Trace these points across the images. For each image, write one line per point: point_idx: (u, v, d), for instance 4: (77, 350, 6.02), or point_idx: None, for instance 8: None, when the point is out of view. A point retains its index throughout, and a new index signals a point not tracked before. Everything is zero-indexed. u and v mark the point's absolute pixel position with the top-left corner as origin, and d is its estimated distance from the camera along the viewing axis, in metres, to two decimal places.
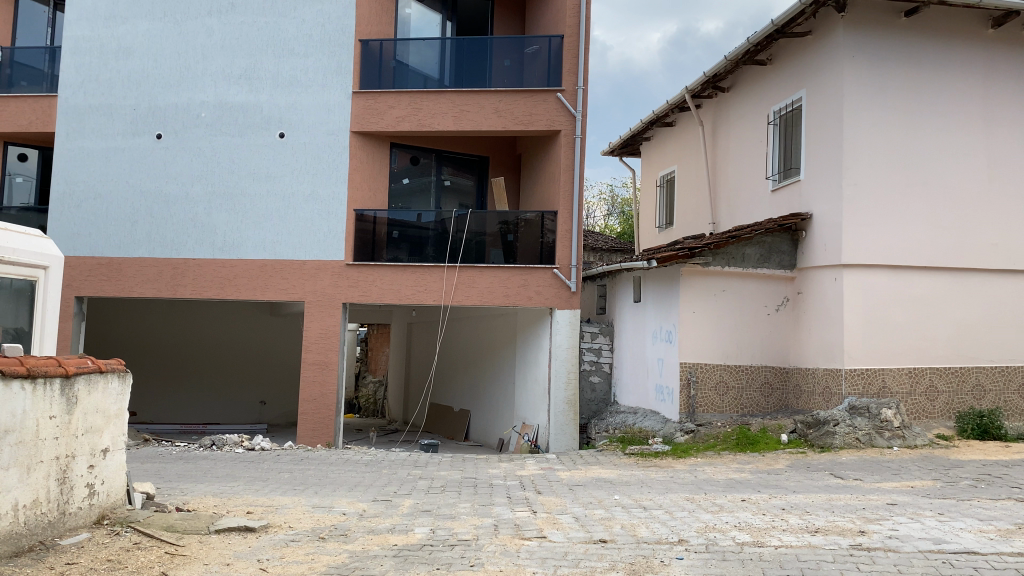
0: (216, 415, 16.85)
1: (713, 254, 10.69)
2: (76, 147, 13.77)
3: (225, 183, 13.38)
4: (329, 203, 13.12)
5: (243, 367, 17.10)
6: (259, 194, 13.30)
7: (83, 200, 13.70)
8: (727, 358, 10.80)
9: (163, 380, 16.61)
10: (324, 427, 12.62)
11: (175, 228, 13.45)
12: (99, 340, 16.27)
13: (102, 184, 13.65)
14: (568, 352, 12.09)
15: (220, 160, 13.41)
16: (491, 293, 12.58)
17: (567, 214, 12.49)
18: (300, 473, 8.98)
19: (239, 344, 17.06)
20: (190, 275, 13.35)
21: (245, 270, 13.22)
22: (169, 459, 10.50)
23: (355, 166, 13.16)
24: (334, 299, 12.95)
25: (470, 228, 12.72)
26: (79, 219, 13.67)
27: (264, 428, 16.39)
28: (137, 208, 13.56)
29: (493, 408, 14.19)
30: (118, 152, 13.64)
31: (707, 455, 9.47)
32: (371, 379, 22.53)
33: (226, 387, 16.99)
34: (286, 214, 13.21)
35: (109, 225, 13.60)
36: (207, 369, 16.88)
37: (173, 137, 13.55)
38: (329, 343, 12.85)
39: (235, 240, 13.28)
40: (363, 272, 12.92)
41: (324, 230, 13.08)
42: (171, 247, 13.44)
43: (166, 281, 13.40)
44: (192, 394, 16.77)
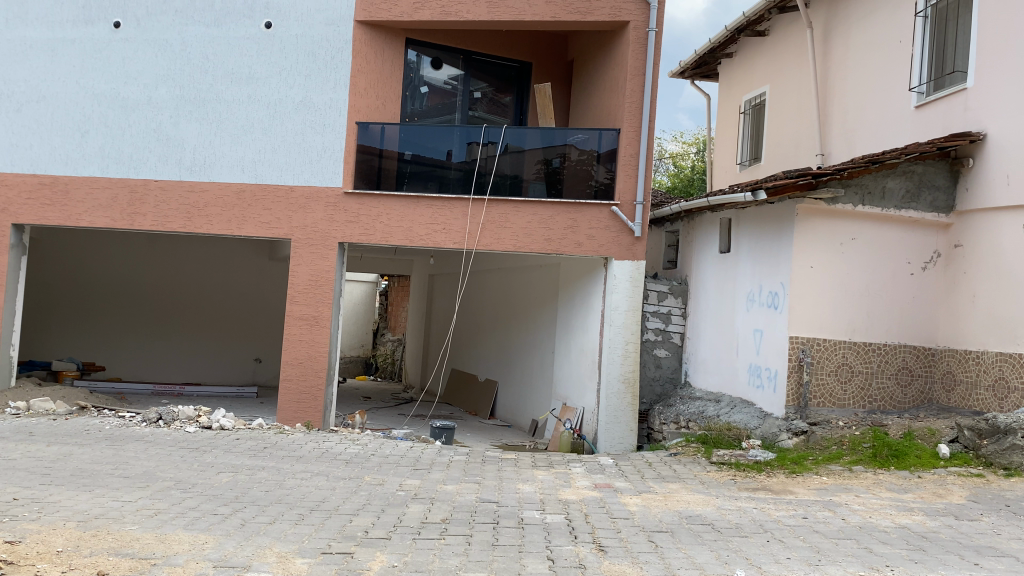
0: (201, 374, 14.28)
1: (843, 186, 7.68)
2: (15, 37, 10.93)
3: (197, 86, 10.54)
4: (325, 113, 10.22)
5: (233, 319, 14.45)
6: (238, 101, 10.45)
7: (23, 104, 10.92)
8: (853, 333, 7.82)
9: (138, 331, 14.08)
10: (309, 400, 9.81)
11: (134, 141, 10.66)
12: (67, 281, 13.86)
13: (48, 83, 10.87)
14: (628, 316, 9.14)
15: (191, 55, 10.57)
16: (529, 235, 9.63)
17: (634, 133, 9.43)
18: (246, 478, 6.19)
19: (229, 292, 14.41)
20: (151, 201, 10.57)
21: (218, 196, 10.41)
22: (88, 439, 7.79)
23: (359, 67, 10.22)
24: (328, 237, 10.07)
25: (505, 151, 9.74)
26: (19, 128, 10.91)
27: (253, 391, 13.69)
28: (89, 115, 10.78)
29: (527, 381, 11.33)
30: (67, 45, 10.84)
31: (833, 473, 6.57)
32: (389, 337, 19.76)
33: (212, 341, 14.37)
34: (271, 127, 10.36)
35: (54, 135, 10.84)
36: (190, 320, 14.28)
37: (134, 27, 10.70)
38: (321, 293, 9.99)
39: (207, 158, 10.47)
40: (367, 202, 10.01)
41: (318, 147, 10.20)
42: (128, 165, 10.66)
43: (122, 208, 10.64)
44: (171, 348, 14.19)
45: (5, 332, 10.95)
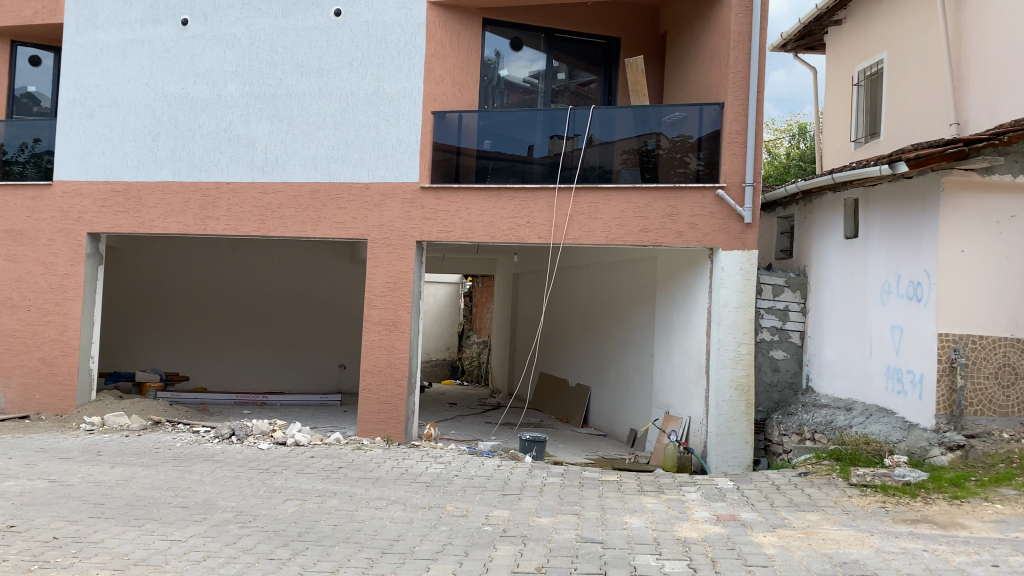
0: (285, 381, 13.86)
1: (1001, 152, 6.49)
2: (87, 41, 10.67)
3: (267, 82, 9.96)
4: (399, 104, 9.45)
5: (315, 326, 13.99)
6: (308, 95, 9.79)
7: (95, 110, 10.62)
8: (1016, 328, 6.58)
9: (220, 340, 13.76)
10: (390, 412, 9.04)
11: (205, 143, 10.17)
12: (149, 291, 13.63)
13: (119, 86, 10.53)
14: (740, 314, 8.10)
15: (260, 49, 10.00)
16: (623, 226, 8.63)
17: (740, 107, 8.35)
18: (313, 508, 5.46)
19: (310, 297, 13.94)
20: (224, 204, 10.02)
21: (292, 197, 9.75)
22: (155, 460, 7.26)
23: (434, 51, 9.45)
24: (405, 235, 9.26)
25: (595, 135, 8.82)
26: (92, 134, 10.60)
27: (337, 399, 13.12)
28: (160, 118, 10.38)
29: (625, 386, 10.34)
30: (137, 46, 10.49)
31: (1009, 500, 5.40)
32: (474, 340, 19.10)
33: (296, 348, 13.94)
34: (343, 121, 9.64)
35: (127, 139, 10.47)
36: (273, 327, 13.88)
37: (202, 24, 10.25)
38: (399, 296, 9.21)
39: (279, 157, 9.85)
40: (444, 197, 9.20)
41: (392, 140, 9.44)
42: (200, 168, 10.16)
43: (194, 212, 10.14)
44: (254, 356, 13.81)
45: (83, 344, 10.71)
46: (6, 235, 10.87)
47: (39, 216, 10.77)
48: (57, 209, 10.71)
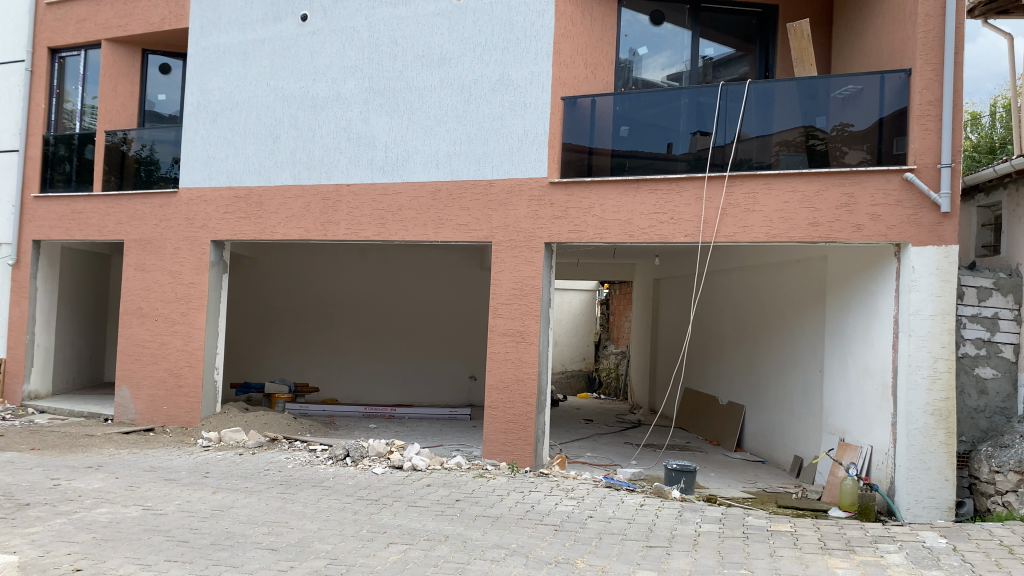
0: (415, 393, 13.25)
1: None
2: (211, 44, 10.39)
3: (386, 76, 9.15)
4: (527, 92, 8.41)
5: (445, 335, 13.31)
6: (430, 87, 8.89)
7: (220, 114, 10.28)
8: None
9: (350, 349, 13.32)
10: (517, 431, 8.10)
11: (325, 143, 9.49)
12: (280, 299, 13.40)
13: (240, 88, 10.13)
14: (936, 323, 6.65)
15: (379, 41, 9.20)
16: (787, 220, 7.30)
17: (932, 72, 6.89)
18: (419, 557, 4.56)
19: (439, 306, 13.27)
20: (344, 207, 9.24)
21: (413, 198, 8.86)
22: (261, 484, 6.62)
23: (565, 29, 8.34)
24: (533, 237, 8.25)
25: (751, 114, 7.59)
26: (218, 139, 10.26)
27: (467, 413, 12.23)
28: (280, 119, 9.82)
29: (789, 407, 8.94)
30: (259, 45, 10.04)
31: None
32: (611, 350, 17.97)
33: (425, 358, 13.30)
34: (466, 114, 8.69)
35: (248, 142, 10.03)
36: (403, 337, 13.31)
37: (321, 18, 9.61)
38: (527, 303, 8.23)
39: (400, 155, 8.98)
40: (576, 193, 8.12)
41: (519, 132, 8.42)
42: (321, 170, 9.47)
43: (315, 217, 9.43)
44: (384, 366, 13.29)
45: (209, 355, 10.37)
46: (136, 244, 10.74)
47: (165, 224, 10.55)
48: (183, 217, 10.45)
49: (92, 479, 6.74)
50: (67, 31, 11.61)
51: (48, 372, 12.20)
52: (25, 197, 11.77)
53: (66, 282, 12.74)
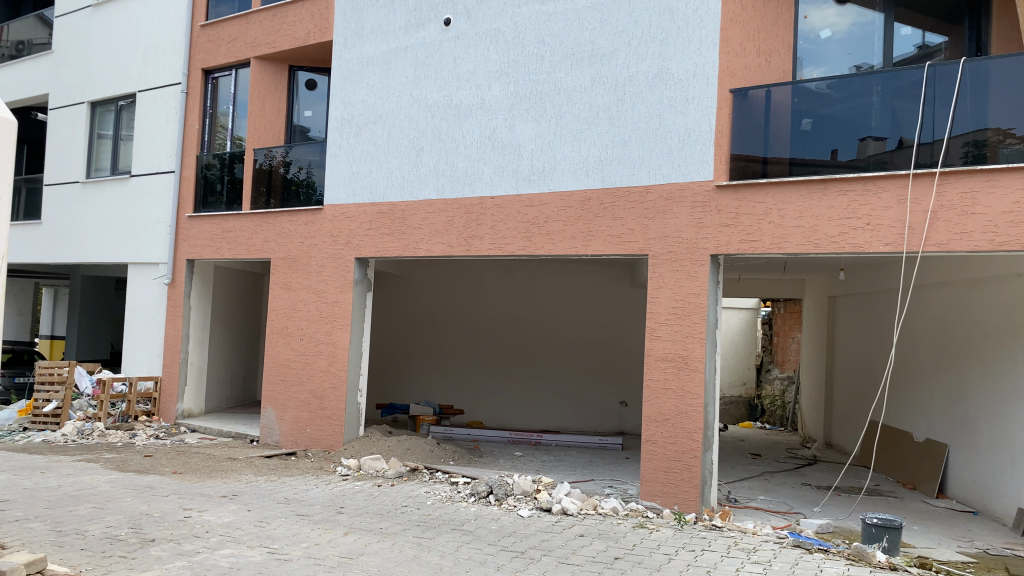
0: (562, 419, 12.41)
1: None
2: (355, 56, 9.90)
3: (534, 78, 8.36)
4: (689, 86, 7.44)
5: (594, 357, 12.41)
6: (579, 87, 8.07)
7: (363, 128, 9.73)
8: None
9: (495, 371, 12.71)
10: (680, 471, 7.12)
11: (469, 153, 8.75)
12: (426, 317, 13.04)
13: (384, 99, 9.54)
14: None
15: (526, 41, 8.44)
16: (1018, 225, 5.94)
17: None
18: None
19: (588, 325, 12.41)
20: (488, 221, 8.53)
21: (561, 209, 8.06)
22: (396, 525, 5.98)
23: (732, 13, 7.32)
24: (697, 248, 7.25)
25: (967, 95, 6.32)
26: (360, 153, 9.71)
27: (618, 443, 11.16)
28: (423, 130, 9.15)
29: (1010, 451, 7.43)
30: (401, 54, 9.44)
31: None
32: (776, 375, 16.52)
33: (573, 382, 12.46)
34: (620, 115, 7.83)
35: (391, 156, 9.40)
36: (551, 358, 12.54)
37: (465, 21, 8.91)
38: (691, 324, 7.23)
39: (547, 163, 8.19)
40: (748, 196, 7.05)
41: (680, 132, 7.48)
42: (464, 182, 8.76)
43: (458, 231, 8.74)
44: (530, 390, 12.57)
45: (352, 376, 9.67)
46: (283, 262, 10.40)
47: (312, 242, 10.12)
48: (328, 234, 9.94)
49: (222, 511, 6.32)
50: (220, 52, 11.72)
51: (201, 390, 12.23)
52: (181, 217, 11.94)
53: (221, 300, 12.79)
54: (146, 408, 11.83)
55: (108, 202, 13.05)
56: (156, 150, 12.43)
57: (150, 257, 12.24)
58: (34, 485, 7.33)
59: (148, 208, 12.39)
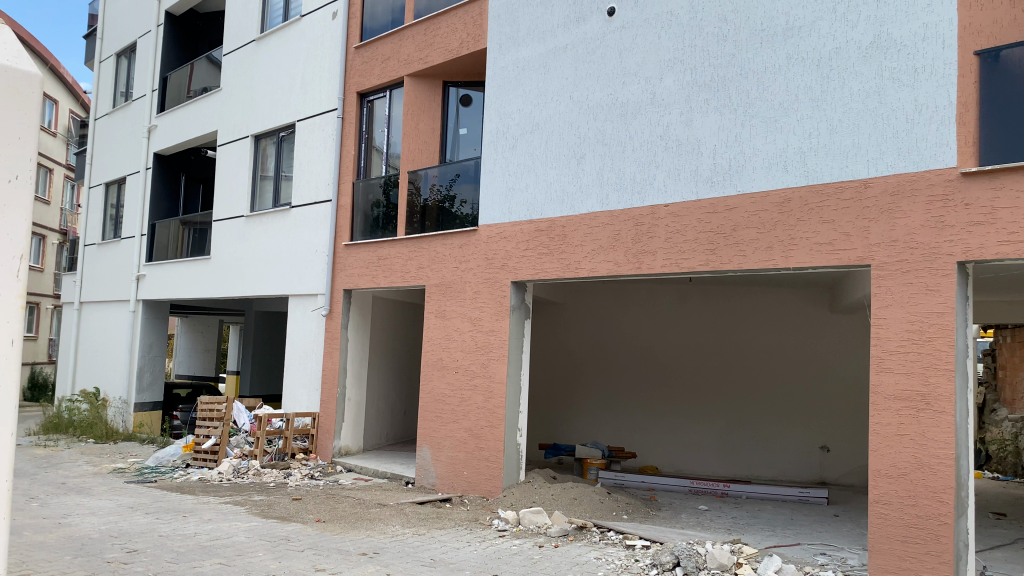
0: (750, 465, 10.84)
1: None
2: (509, 61, 8.94)
3: (715, 64, 7.10)
4: (918, 52, 5.92)
5: (786, 393, 10.79)
6: (772, 68, 6.73)
7: (519, 138, 8.74)
8: None
9: (671, 409, 11.32)
10: (924, 542, 5.52)
11: (638, 156, 7.58)
12: (593, 348, 11.87)
13: (541, 105, 8.52)
14: None
15: (704, 22, 7.20)
16: None
17: None
18: None
19: (780, 356, 10.82)
20: (662, 232, 7.29)
21: (752, 214, 6.71)
22: None
23: None
24: (938, 254, 5.69)
25: None
26: (516, 167, 8.72)
27: (823, 496, 9.39)
28: (585, 135, 8.05)
29: None
30: (560, 53, 8.40)
31: None
32: (1005, 415, 14.03)
33: (761, 423, 10.86)
34: (824, 96, 6.42)
35: (550, 166, 8.36)
36: (735, 394, 11.00)
37: (632, 7, 7.78)
38: (932, 351, 5.65)
39: (733, 161, 6.89)
40: (1008, 185, 5.40)
41: (907, 109, 5.96)
42: (633, 190, 7.58)
43: (627, 247, 7.55)
44: (711, 431, 11.08)
45: (510, 414, 8.57)
46: (437, 289, 9.59)
47: (467, 266, 9.24)
48: (483, 256, 9.03)
49: None
50: (374, 73, 11.23)
51: (359, 427, 11.61)
52: (338, 245, 11.49)
53: (381, 332, 12.21)
54: (304, 445, 11.34)
55: (270, 233, 12.88)
56: (314, 179, 12.11)
57: (309, 288, 11.86)
58: (170, 532, 6.74)
59: (307, 238, 12.06)
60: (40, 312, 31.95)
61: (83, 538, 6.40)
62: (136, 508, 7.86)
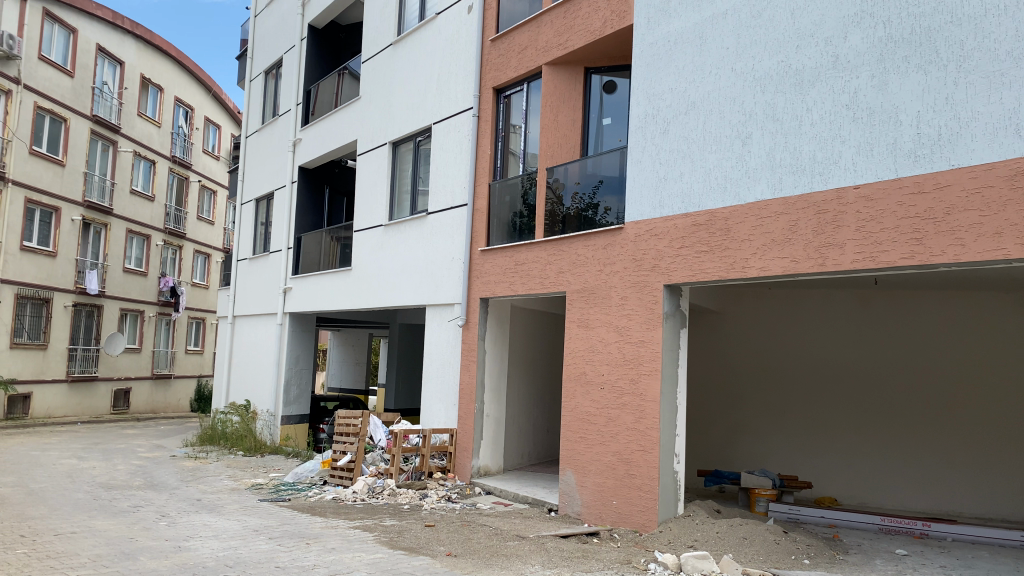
0: (951, 501, 9.17)
1: None
2: (659, 37, 7.91)
3: (916, 13, 5.81)
4: None
5: (996, 417, 9.06)
6: (994, 10, 5.39)
7: (672, 122, 7.68)
8: None
9: (852, 431, 9.83)
10: None
11: (818, 132, 6.37)
12: (757, 361, 10.58)
13: (698, 82, 7.44)
14: None
15: None
16: None
17: None
18: None
19: (987, 372, 9.14)
20: (851, 220, 6.04)
21: (972, 192, 5.36)
22: None
23: None
24: None
25: None
26: (670, 154, 7.67)
27: None
28: (751, 112, 6.91)
29: None
30: (718, 20, 7.30)
31: None
32: None
33: (963, 451, 9.18)
34: None
35: (711, 150, 7.25)
36: (931, 417, 9.37)
37: None
38: None
39: (945, 129, 5.57)
40: None
41: None
42: (812, 171, 6.37)
43: (806, 241, 6.33)
44: (901, 459, 9.50)
45: (666, 436, 7.48)
46: (580, 295, 8.65)
47: (612, 268, 8.25)
48: (631, 257, 8.01)
49: None
50: (510, 66, 10.49)
51: (499, 446, 10.82)
52: (474, 251, 10.79)
53: (520, 343, 11.39)
54: (441, 464, 10.65)
55: (407, 241, 12.38)
56: (449, 183, 11.49)
57: (445, 297, 11.23)
58: (288, 563, 6.12)
59: (444, 245, 11.44)
60: (206, 326, 33.53)
61: (196, 566, 5.87)
62: (260, 531, 7.34)
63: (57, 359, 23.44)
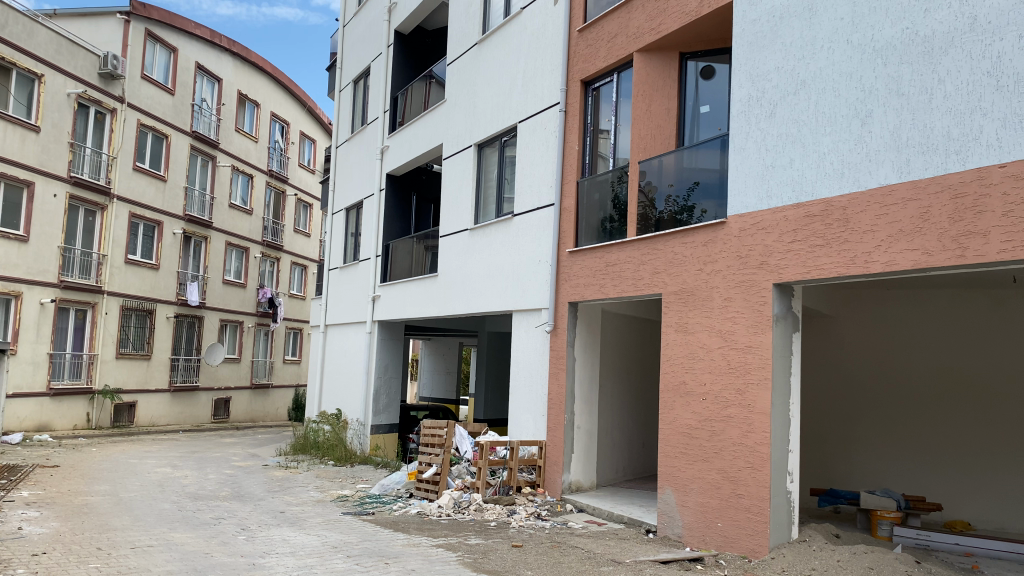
0: None
1: None
2: (763, 11, 7.20)
3: None
4: None
5: None
6: None
7: (779, 104, 6.96)
8: None
9: (988, 448, 8.75)
10: None
11: (954, 104, 5.56)
12: (876, 368, 9.66)
13: (808, 58, 6.70)
14: None
15: None
16: None
17: None
18: None
19: None
20: (997, 203, 5.21)
21: None
22: None
23: None
24: None
25: None
26: (778, 139, 6.95)
27: None
28: (872, 87, 6.13)
29: None
30: None
31: None
32: None
33: None
34: None
35: (825, 132, 6.50)
36: None
37: None
38: None
39: None
40: None
41: None
42: (948, 150, 5.56)
43: (941, 229, 5.53)
44: None
45: (777, 452, 6.73)
46: (678, 297, 7.99)
47: (713, 267, 7.56)
48: (735, 254, 7.30)
49: None
50: (599, 56, 9.92)
51: (592, 460, 10.21)
52: (562, 253, 10.24)
53: (612, 350, 10.75)
54: (531, 478, 10.10)
55: (494, 246, 11.94)
56: (536, 183, 10.99)
57: (533, 302, 10.71)
58: None
59: (531, 247, 10.93)
60: (303, 336, 34.06)
61: None
62: (339, 549, 6.96)
63: (160, 369, 24.09)
